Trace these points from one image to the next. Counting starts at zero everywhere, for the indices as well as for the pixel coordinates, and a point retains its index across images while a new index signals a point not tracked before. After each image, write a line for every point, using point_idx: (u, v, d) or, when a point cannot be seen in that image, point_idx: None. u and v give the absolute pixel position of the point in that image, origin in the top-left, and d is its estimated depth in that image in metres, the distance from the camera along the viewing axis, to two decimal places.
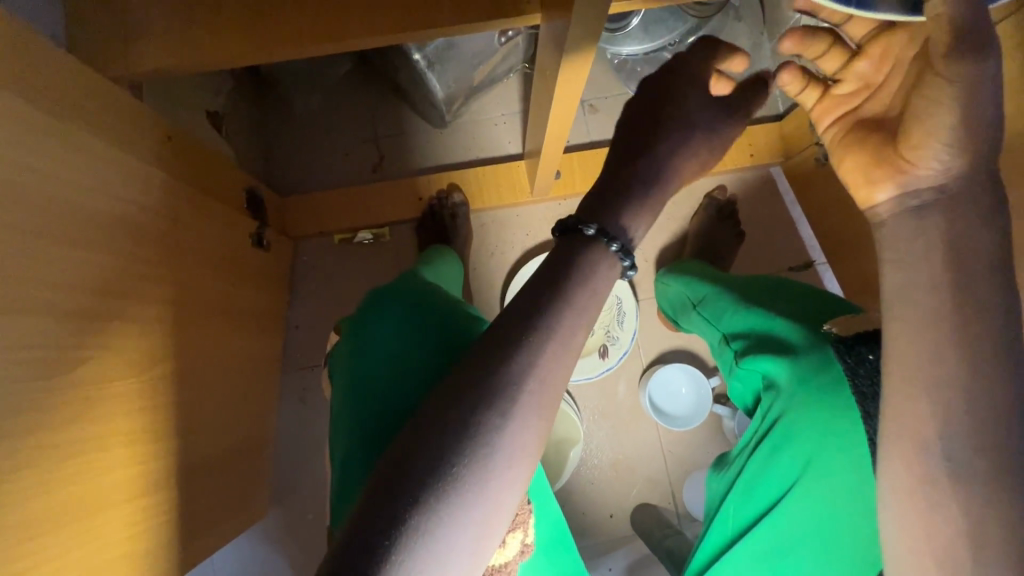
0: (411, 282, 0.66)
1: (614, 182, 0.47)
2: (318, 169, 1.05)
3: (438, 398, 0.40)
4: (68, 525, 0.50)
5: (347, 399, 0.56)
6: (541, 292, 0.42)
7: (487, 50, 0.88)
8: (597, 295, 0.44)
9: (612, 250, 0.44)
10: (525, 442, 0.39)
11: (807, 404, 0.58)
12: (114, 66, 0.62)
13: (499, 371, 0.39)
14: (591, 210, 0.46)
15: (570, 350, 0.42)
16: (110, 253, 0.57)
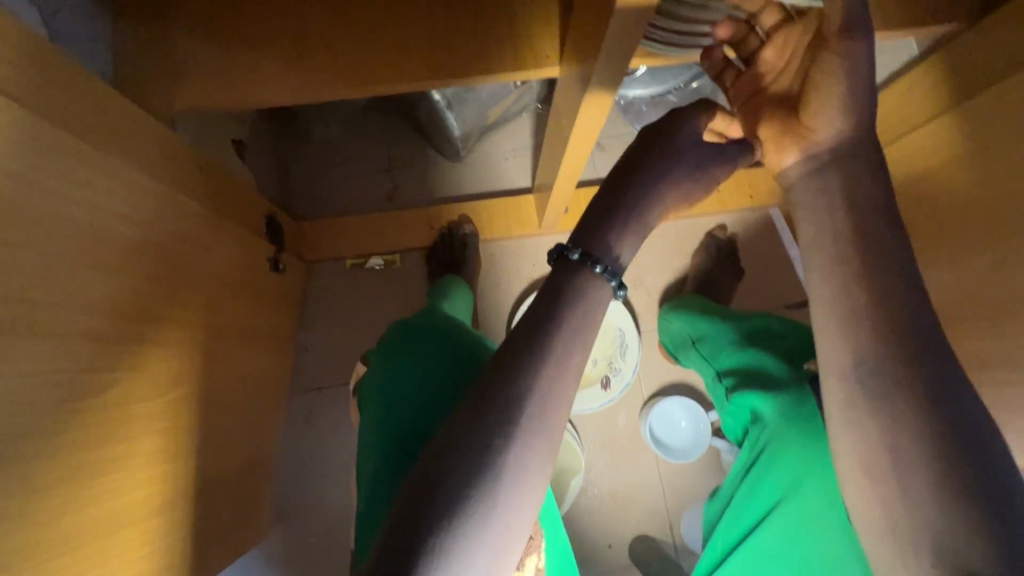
0: (438, 318, 0.69)
1: (603, 205, 0.46)
2: (335, 196, 1.09)
3: (443, 434, 0.40)
4: (88, 544, 0.51)
5: (375, 433, 0.58)
6: (536, 314, 0.42)
7: (502, 92, 0.93)
8: (595, 314, 0.43)
9: (596, 272, 0.43)
10: (534, 471, 0.39)
11: (786, 438, 0.59)
12: (155, 102, 0.66)
13: (502, 402, 0.39)
14: (584, 231, 0.45)
15: (571, 371, 0.41)
16: (141, 278, 0.60)
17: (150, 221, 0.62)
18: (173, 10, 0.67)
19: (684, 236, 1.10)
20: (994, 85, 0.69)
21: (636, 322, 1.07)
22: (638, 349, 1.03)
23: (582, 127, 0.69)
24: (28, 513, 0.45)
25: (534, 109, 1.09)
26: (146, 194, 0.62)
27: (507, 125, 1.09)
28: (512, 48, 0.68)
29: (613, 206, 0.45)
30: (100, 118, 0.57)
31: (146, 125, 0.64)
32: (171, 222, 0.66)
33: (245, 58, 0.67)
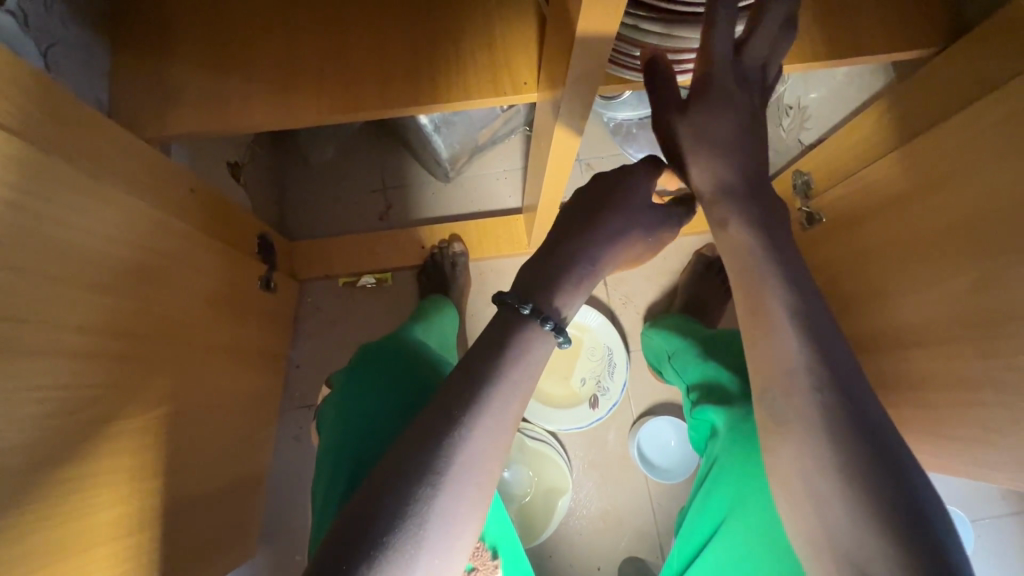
0: (399, 342, 0.70)
1: (548, 264, 0.51)
2: (329, 216, 1.11)
3: (381, 466, 0.42)
4: (64, 562, 0.51)
5: (331, 462, 0.59)
6: (480, 364, 0.46)
7: (489, 115, 0.96)
8: (527, 364, 0.47)
9: (546, 328, 0.48)
10: (469, 510, 0.42)
11: (739, 452, 0.60)
12: (150, 127, 0.69)
13: (439, 443, 0.42)
14: (527, 285, 0.49)
15: (505, 418, 0.44)
16: (132, 297, 0.62)
17: (143, 240, 0.64)
18: (171, 41, 0.70)
19: (673, 253, 1.11)
20: (968, 104, 0.70)
21: (625, 341, 1.07)
22: (626, 367, 1.03)
23: (559, 150, 0.71)
24: (8, 527, 0.46)
25: (523, 130, 1.12)
26: (141, 216, 0.64)
27: (497, 146, 1.12)
28: (490, 76, 0.71)
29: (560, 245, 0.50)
30: (94, 143, 0.60)
31: (140, 150, 0.67)
32: (161, 241, 0.67)
33: (235, 84, 0.70)
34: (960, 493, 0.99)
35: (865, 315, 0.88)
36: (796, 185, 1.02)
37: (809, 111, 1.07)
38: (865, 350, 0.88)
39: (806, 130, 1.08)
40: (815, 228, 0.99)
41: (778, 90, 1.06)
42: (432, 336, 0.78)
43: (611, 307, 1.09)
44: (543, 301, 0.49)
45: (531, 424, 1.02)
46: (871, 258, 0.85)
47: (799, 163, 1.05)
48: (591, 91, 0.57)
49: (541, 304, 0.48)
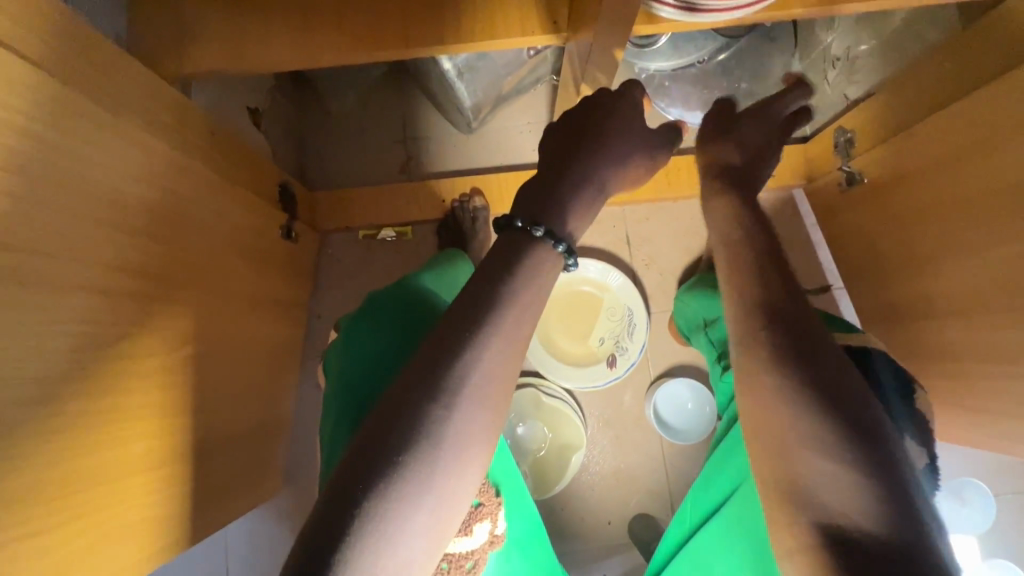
0: (411, 284, 0.67)
1: (562, 185, 0.48)
2: (350, 167, 1.10)
3: (385, 400, 0.42)
4: (90, 489, 0.53)
5: (336, 393, 0.59)
6: (482, 288, 0.44)
7: (514, 61, 0.91)
8: (534, 292, 0.45)
9: (558, 250, 0.46)
10: (477, 436, 0.43)
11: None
12: (168, 65, 0.67)
13: (446, 373, 0.41)
14: (534, 207, 0.47)
15: (509, 350, 0.44)
16: (153, 238, 0.62)
17: (164, 182, 0.64)
18: None
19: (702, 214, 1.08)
20: None
21: (646, 302, 1.05)
22: (646, 329, 1.01)
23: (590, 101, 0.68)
24: (31, 454, 0.47)
25: (549, 80, 1.07)
26: (160, 157, 0.63)
27: (520, 96, 1.07)
28: (519, 16, 0.67)
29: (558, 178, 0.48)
30: (115, 79, 0.59)
31: (161, 89, 0.66)
32: (181, 184, 0.67)
33: (253, 22, 0.68)
34: (985, 467, 0.97)
35: (904, 283, 0.84)
36: (838, 144, 0.97)
37: (858, 64, 0.97)
38: (906, 318, 0.85)
39: (855, 85, 0.98)
40: (852, 191, 0.95)
41: (823, 40, 1.00)
42: (437, 286, 0.75)
43: (634, 267, 1.07)
44: (558, 222, 0.47)
45: (547, 380, 1.02)
46: (910, 221, 0.81)
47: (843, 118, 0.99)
48: (626, 30, 0.54)
49: (555, 226, 0.47)
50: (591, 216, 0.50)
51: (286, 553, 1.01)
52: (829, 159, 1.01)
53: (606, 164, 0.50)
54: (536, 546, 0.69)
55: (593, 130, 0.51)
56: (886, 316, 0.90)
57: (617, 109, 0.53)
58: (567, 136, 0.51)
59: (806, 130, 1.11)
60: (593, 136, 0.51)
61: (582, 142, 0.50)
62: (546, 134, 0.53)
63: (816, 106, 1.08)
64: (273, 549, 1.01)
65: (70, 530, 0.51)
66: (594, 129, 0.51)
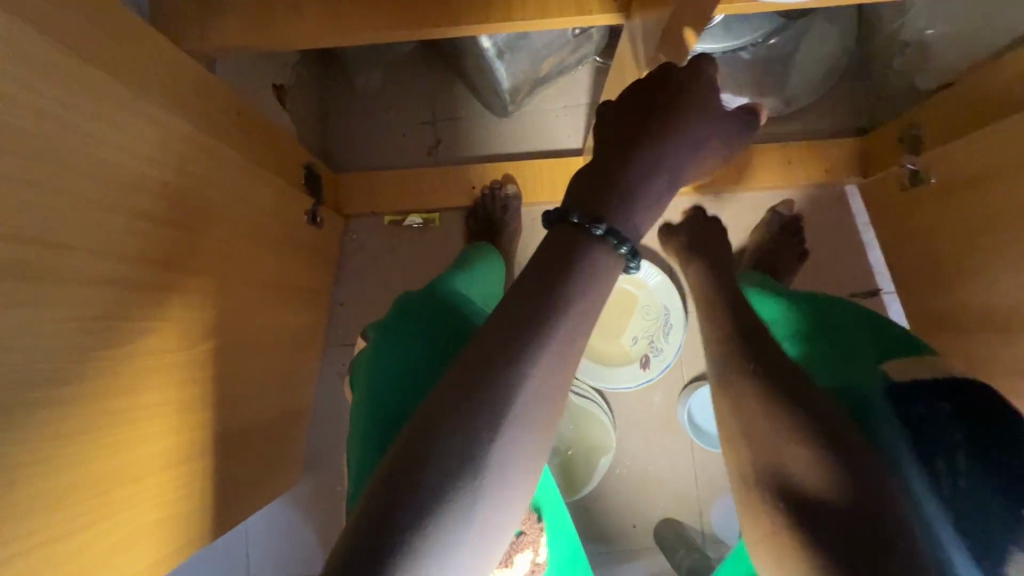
0: (445, 288, 0.62)
1: (628, 173, 0.41)
2: (376, 149, 1.05)
3: (419, 421, 0.35)
4: (112, 490, 0.51)
5: (362, 407, 0.53)
6: (533, 288, 0.37)
7: (557, 40, 0.85)
8: (592, 295, 0.38)
9: (622, 252, 0.39)
10: (527, 457, 0.36)
11: (887, 428, 0.52)
12: (192, 40, 0.63)
13: (492, 387, 0.35)
14: (593, 198, 0.40)
15: (562, 363, 0.37)
16: (175, 226, 0.58)
17: (187, 166, 0.60)
18: None
19: (746, 209, 1.05)
20: None
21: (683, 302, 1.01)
22: (682, 329, 0.96)
23: None
24: (48, 458, 0.44)
25: (591, 61, 1.01)
26: (183, 139, 0.59)
27: (561, 79, 1.02)
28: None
29: (624, 168, 0.41)
30: (136, 54, 0.54)
31: (184, 65, 0.61)
32: (204, 167, 0.63)
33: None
34: None
35: (971, 291, 0.78)
36: (905, 139, 0.89)
37: (930, 50, 0.87)
38: (971, 331, 0.79)
39: (925, 74, 0.90)
40: (914, 192, 0.88)
41: (891, 25, 0.92)
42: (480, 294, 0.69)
43: (670, 263, 1.02)
44: (623, 218, 0.40)
45: (578, 379, 0.98)
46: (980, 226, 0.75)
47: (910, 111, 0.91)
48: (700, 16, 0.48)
49: (618, 223, 0.39)
50: (660, 210, 0.43)
51: (306, 542, 1.00)
52: (891, 155, 0.94)
53: (680, 155, 0.43)
54: (578, 568, 0.64)
55: (660, 106, 0.43)
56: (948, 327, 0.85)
57: (692, 91, 0.45)
58: (627, 120, 0.43)
59: (862, 122, 1.05)
60: (659, 114, 0.43)
61: (648, 127, 0.42)
62: (599, 115, 0.45)
63: (880, 95, 1.02)
64: (294, 539, 0.99)
65: (92, 534, 0.49)
66: (664, 107, 0.43)
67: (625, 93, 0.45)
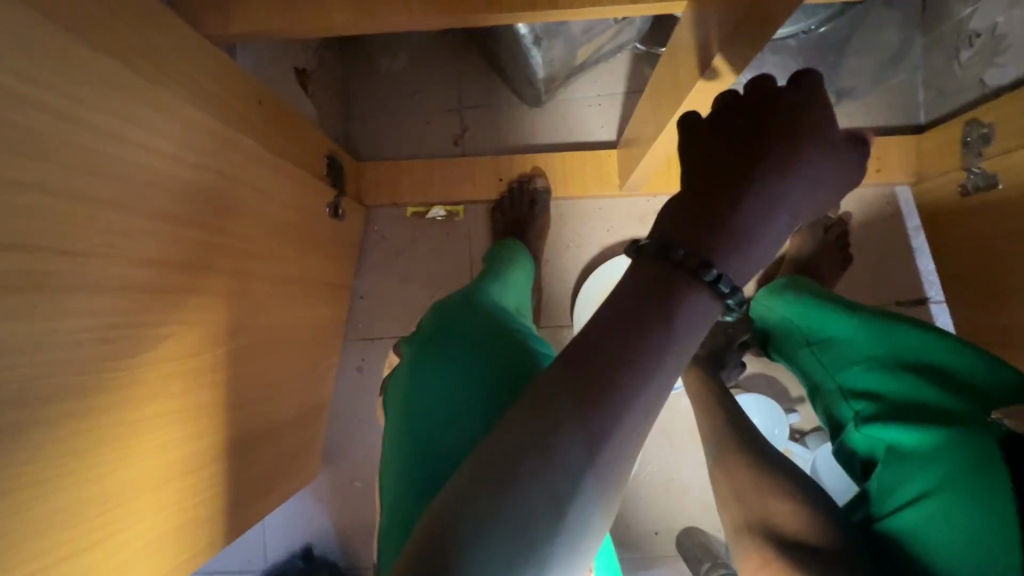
0: (484, 303, 0.59)
1: (747, 202, 0.29)
2: (399, 137, 1.01)
3: (450, 499, 0.28)
4: (132, 500, 0.49)
5: (403, 434, 0.50)
6: (614, 321, 0.28)
7: (597, 26, 0.79)
8: (686, 356, 0.28)
9: (727, 304, 0.29)
10: (590, 528, 0.27)
11: (977, 485, 0.43)
12: (211, 25, 0.59)
13: (554, 444, 0.27)
14: (699, 232, 0.29)
15: (636, 443, 0.28)
16: (193, 224, 0.55)
17: (206, 160, 0.57)
18: None
19: None
20: None
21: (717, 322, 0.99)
22: None
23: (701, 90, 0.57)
24: (65, 473, 0.42)
25: (632, 48, 0.95)
26: (203, 132, 0.56)
27: (598, 65, 0.96)
28: None
29: (734, 210, 0.29)
30: (152, 41, 0.51)
31: (203, 53, 0.58)
32: (224, 162, 0.60)
33: None
34: None
35: None
36: (969, 140, 0.82)
37: (1002, 43, 0.80)
38: None
39: (997, 68, 0.80)
40: (975, 198, 0.82)
41: (960, 15, 0.87)
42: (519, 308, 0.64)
43: None
44: (735, 265, 0.29)
45: None
46: None
47: (974, 109, 0.84)
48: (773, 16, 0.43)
49: (731, 270, 0.29)
50: (774, 258, 0.31)
51: (324, 534, 0.99)
52: (951, 156, 0.87)
53: (807, 194, 0.31)
54: None
55: (793, 116, 0.32)
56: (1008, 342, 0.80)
57: (820, 106, 0.33)
58: (733, 141, 0.31)
59: (920, 118, 0.97)
60: (791, 126, 0.31)
61: (766, 152, 0.30)
62: (692, 125, 0.33)
63: (940, 92, 0.93)
64: (312, 530, 0.99)
65: (111, 546, 0.47)
66: (798, 117, 0.32)
67: (724, 103, 0.34)
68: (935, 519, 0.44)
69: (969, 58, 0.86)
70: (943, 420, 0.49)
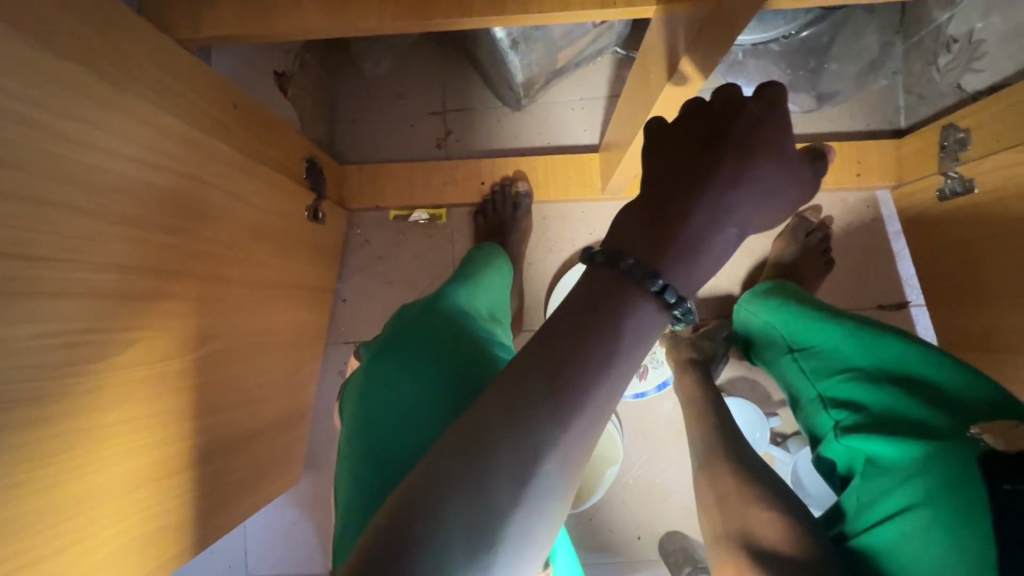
0: (451, 305, 0.58)
1: (696, 215, 0.29)
2: (381, 140, 1.01)
3: (397, 502, 0.27)
4: (101, 507, 0.49)
5: (362, 436, 0.50)
6: (563, 330, 0.28)
7: (575, 31, 0.80)
8: (631, 365, 0.28)
9: (672, 314, 0.29)
10: (535, 536, 0.27)
11: (957, 504, 0.44)
12: (184, 28, 0.59)
13: (499, 449, 0.27)
14: (645, 243, 0.29)
15: (588, 442, 0.28)
16: (165, 229, 0.55)
17: (182, 165, 0.57)
18: None
19: None
20: None
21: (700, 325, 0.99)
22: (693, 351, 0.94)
23: (672, 96, 0.57)
24: (23, 481, 0.41)
25: (613, 52, 0.95)
26: (176, 137, 0.56)
27: (580, 69, 0.96)
28: None
29: (682, 220, 0.29)
30: (125, 46, 0.51)
31: (178, 57, 0.58)
32: (199, 166, 0.59)
33: None
34: None
35: (1016, 311, 0.74)
36: (947, 145, 0.82)
37: (979, 49, 0.81)
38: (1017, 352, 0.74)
39: (975, 74, 0.81)
40: (952, 203, 0.83)
41: (938, 20, 0.87)
42: (490, 311, 0.64)
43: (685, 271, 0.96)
44: (681, 276, 0.29)
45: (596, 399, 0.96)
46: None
47: (951, 115, 0.85)
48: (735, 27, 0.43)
49: (678, 281, 0.29)
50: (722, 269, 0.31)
51: (305, 539, 0.99)
52: (928, 160, 0.88)
53: (761, 205, 0.31)
54: None
55: (751, 128, 0.31)
56: (987, 347, 0.80)
57: (779, 115, 0.32)
58: (690, 146, 0.31)
59: (899, 124, 0.99)
60: (745, 138, 0.31)
61: (718, 160, 0.30)
62: (652, 132, 0.33)
63: (920, 97, 0.95)
64: (293, 535, 0.99)
65: (77, 554, 0.46)
66: (756, 128, 0.32)
67: (686, 111, 0.33)
68: (914, 538, 0.45)
69: (946, 64, 0.87)
70: (924, 432, 0.49)
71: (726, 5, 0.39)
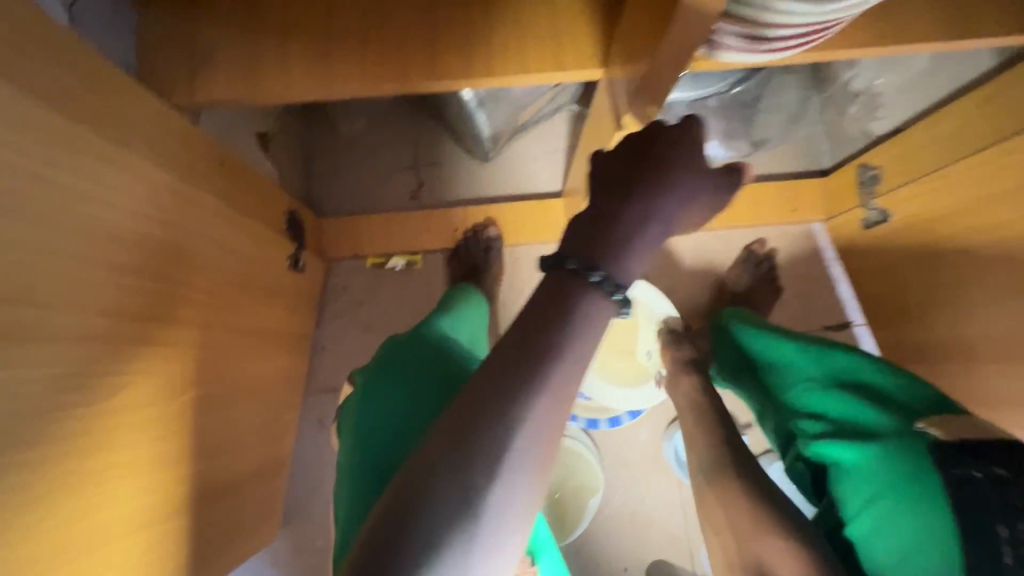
0: (433, 332, 0.62)
1: (624, 217, 0.35)
2: (356, 193, 1.06)
3: (395, 489, 0.31)
4: (86, 554, 0.48)
5: (353, 458, 0.52)
6: (528, 327, 0.33)
7: (535, 92, 0.89)
8: (585, 348, 0.33)
9: (615, 298, 0.34)
10: (521, 507, 0.31)
11: (919, 494, 0.49)
12: (178, 93, 0.65)
13: (479, 431, 0.30)
14: (587, 244, 0.35)
15: (557, 419, 0.32)
16: (154, 276, 0.57)
17: (172, 217, 0.60)
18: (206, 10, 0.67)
19: (720, 246, 1.08)
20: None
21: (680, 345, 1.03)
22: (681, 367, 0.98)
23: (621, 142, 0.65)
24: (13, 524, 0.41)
25: (569, 108, 1.06)
26: (168, 190, 0.60)
27: (540, 125, 1.06)
28: (551, 56, 0.68)
29: (614, 222, 0.35)
30: (124, 110, 0.56)
31: (170, 118, 0.63)
32: (188, 217, 0.63)
33: (271, 54, 0.67)
34: None
35: (940, 321, 0.82)
36: (864, 181, 0.94)
37: (879, 100, 0.94)
38: (946, 358, 0.82)
39: (879, 120, 0.94)
40: (875, 229, 0.93)
41: (844, 77, 1.01)
42: (471, 339, 0.68)
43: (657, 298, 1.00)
44: (615, 264, 0.34)
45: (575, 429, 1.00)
46: (939, 258, 0.80)
47: (864, 155, 0.97)
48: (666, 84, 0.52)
49: (615, 270, 0.34)
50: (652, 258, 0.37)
51: None
52: (848, 194, 0.99)
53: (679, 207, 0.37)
54: None
55: (669, 151, 0.38)
56: (920, 357, 0.88)
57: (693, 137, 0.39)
58: (624, 167, 0.37)
59: (824, 164, 1.08)
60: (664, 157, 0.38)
61: (645, 175, 0.37)
62: (594, 160, 0.39)
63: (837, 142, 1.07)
64: None
65: None
66: (676, 151, 0.38)
67: (626, 141, 0.40)
68: (891, 529, 0.50)
69: (854, 114, 1.00)
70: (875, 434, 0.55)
71: (654, 65, 0.47)
